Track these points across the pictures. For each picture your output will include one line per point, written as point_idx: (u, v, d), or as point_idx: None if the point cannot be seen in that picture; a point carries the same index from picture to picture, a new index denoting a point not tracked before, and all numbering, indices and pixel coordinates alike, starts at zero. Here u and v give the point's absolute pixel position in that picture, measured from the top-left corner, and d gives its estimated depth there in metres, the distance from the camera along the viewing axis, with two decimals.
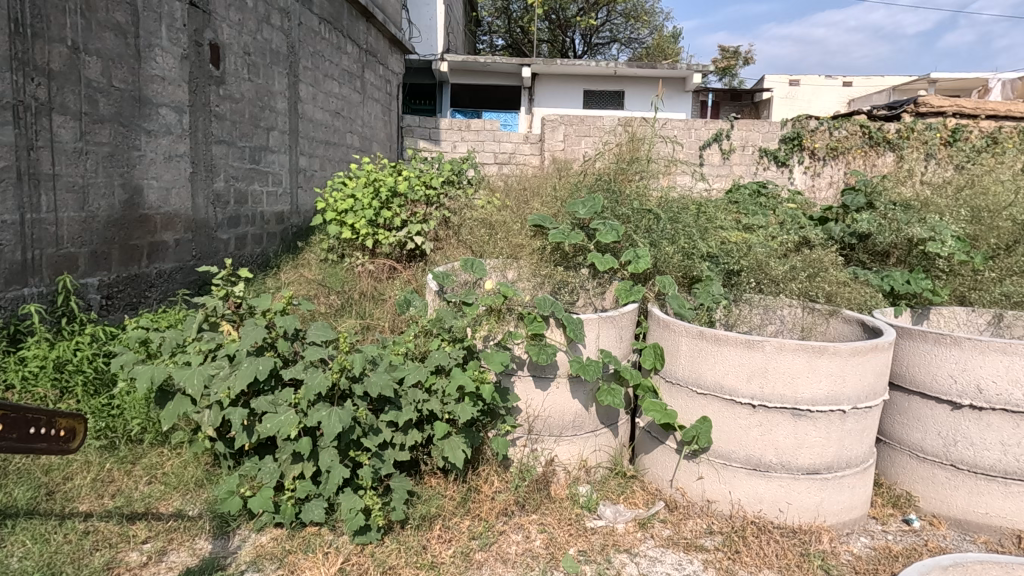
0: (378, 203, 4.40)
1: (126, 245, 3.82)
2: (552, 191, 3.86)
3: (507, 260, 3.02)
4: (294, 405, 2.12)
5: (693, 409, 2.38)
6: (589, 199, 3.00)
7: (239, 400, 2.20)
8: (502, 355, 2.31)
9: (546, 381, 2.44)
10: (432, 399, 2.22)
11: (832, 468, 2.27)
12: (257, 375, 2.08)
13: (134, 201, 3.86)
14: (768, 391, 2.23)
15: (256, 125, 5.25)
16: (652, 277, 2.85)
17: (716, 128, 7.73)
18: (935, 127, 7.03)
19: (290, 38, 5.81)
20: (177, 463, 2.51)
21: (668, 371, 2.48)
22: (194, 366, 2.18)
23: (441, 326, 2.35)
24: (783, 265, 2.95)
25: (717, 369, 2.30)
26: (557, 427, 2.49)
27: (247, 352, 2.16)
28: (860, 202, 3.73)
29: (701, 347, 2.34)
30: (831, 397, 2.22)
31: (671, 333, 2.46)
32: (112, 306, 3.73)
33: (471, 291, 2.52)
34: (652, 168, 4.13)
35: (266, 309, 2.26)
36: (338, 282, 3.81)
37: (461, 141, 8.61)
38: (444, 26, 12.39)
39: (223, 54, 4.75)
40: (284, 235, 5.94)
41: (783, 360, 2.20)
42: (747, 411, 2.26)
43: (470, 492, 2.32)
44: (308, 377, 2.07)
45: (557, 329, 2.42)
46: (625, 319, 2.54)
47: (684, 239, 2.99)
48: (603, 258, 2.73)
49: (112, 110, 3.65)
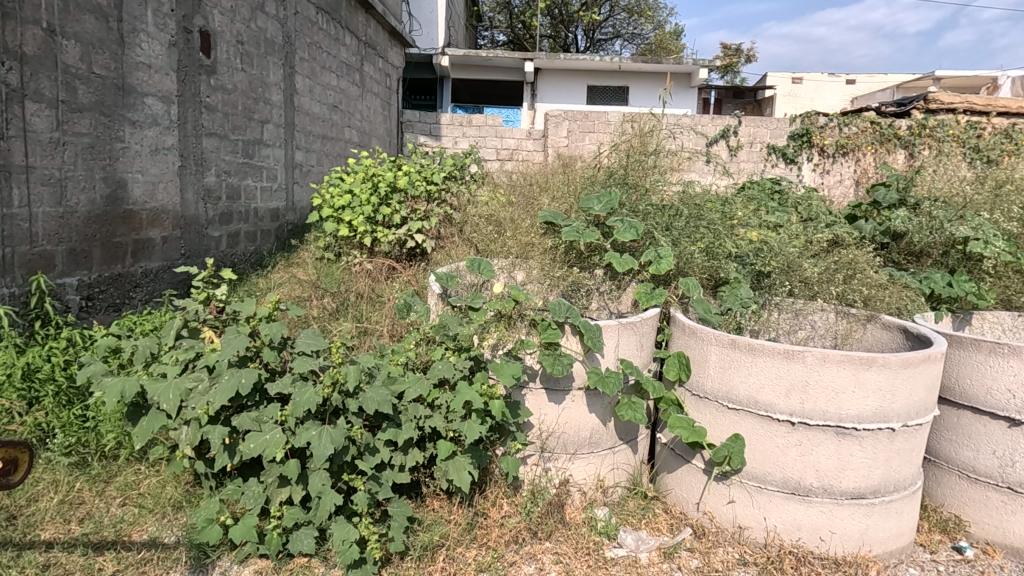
0: (377, 199, 4.17)
1: (108, 243, 3.59)
2: (561, 187, 3.63)
3: (516, 260, 2.78)
4: (281, 422, 1.90)
5: (723, 426, 2.15)
6: (604, 194, 2.76)
7: (220, 417, 1.97)
8: (514, 366, 2.05)
9: (560, 394, 2.21)
10: (435, 416, 2.00)
11: (878, 493, 2.05)
12: (240, 390, 1.86)
13: (117, 196, 3.63)
14: (809, 407, 2.00)
15: (250, 117, 5.02)
16: (675, 278, 2.61)
17: (723, 125, 7.51)
18: (949, 123, 6.82)
19: (286, 28, 5.58)
20: (155, 483, 2.29)
21: (695, 383, 2.24)
22: (170, 379, 1.95)
23: (445, 333, 2.13)
24: (815, 265, 2.72)
25: (752, 382, 2.08)
26: (572, 444, 2.26)
27: (228, 363, 1.93)
28: (892, 198, 3.50)
29: (733, 357, 2.11)
30: (879, 415, 1.99)
31: (698, 341, 2.23)
32: (93, 307, 3.50)
33: (478, 293, 2.28)
34: (666, 162, 3.91)
35: (250, 315, 2.01)
36: (333, 282, 3.58)
37: (462, 137, 8.41)
38: (446, 19, 12.16)
39: (215, 42, 4.52)
40: (278, 233, 5.71)
41: (827, 373, 1.97)
42: (785, 429, 2.03)
43: (477, 517, 2.10)
44: (296, 392, 1.85)
45: (573, 337, 2.19)
46: (647, 326, 2.31)
47: (709, 238, 2.77)
48: (622, 259, 2.49)
49: (93, 98, 3.42)
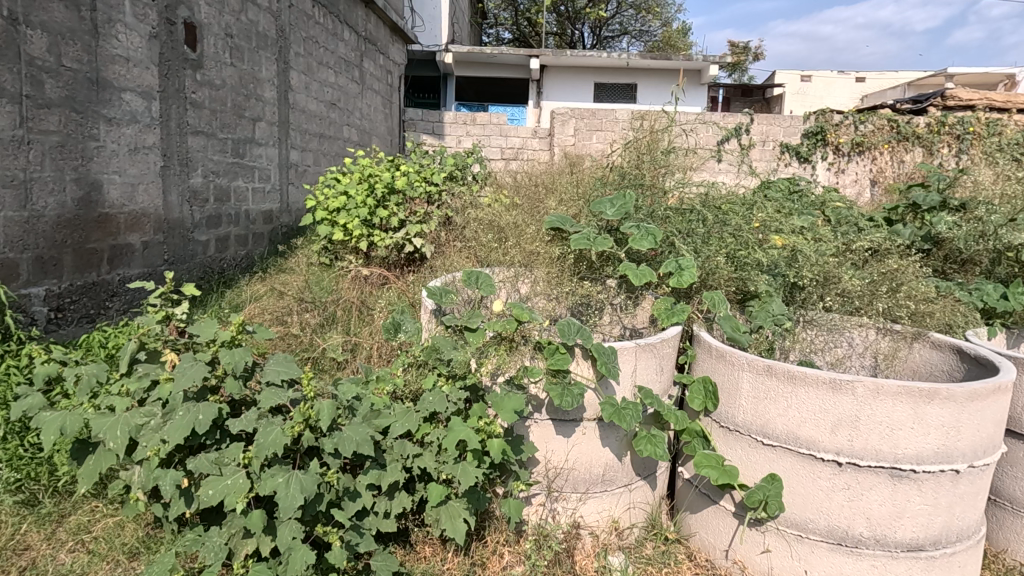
0: (373, 201, 3.91)
1: (80, 250, 3.33)
2: (569, 188, 3.36)
3: (520, 270, 2.51)
4: (245, 465, 1.63)
5: (757, 465, 1.88)
6: (618, 197, 2.49)
7: (175, 457, 1.70)
8: (517, 400, 1.76)
9: (570, 427, 1.92)
10: (425, 454, 1.73)
11: (938, 544, 1.77)
12: (196, 429, 1.59)
13: (91, 198, 3.38)
14: (859, 446, 1.72)
15: (240, 114, 4.76)
16: (698, 292, 2.34)
17: (735, 123, 7.20)
18: (969, 120, 6.43)
19: (279, 21, 5.32)
20: (111, 524, 2.02)
21: (722, 413, 1.97)
22: (118, 413, 1.70)
23: (438, 357, 1.85)
24: (854, 276, 2.43)
25: (791, 415, 1.80)
26: (583, 482, 1.98)
27: (184, 396, 1.67)
28: (934, 201, 3.22)
29: (768, 387, 1.83)
30: (941, 455, 1.71)
31: (727, 365, 1.95)
32: (63, 319, 3.23)
33: (476, 311, 2.00)
34: (682, 160, 3.63)
35: (210, 340, 1.75)
36: (323, 289, 3.31)
37: (466, 135, 8.26)
38: (449, 16, 11.91)
39: (201, 34, 4.25)
40: (272, 236, 5.45)
41: (880, 407, 1.69)
42: (831, 471, 1.76)
43: (474, 569, 1.83)
44: (260, 432, 1.58)
45: (584, 362, 1.90)
46: (667, 348, 2.04)
47: (736, 244, 2.49)
48: (639, 270, 2.20)
49: (63, 93, 3.16)
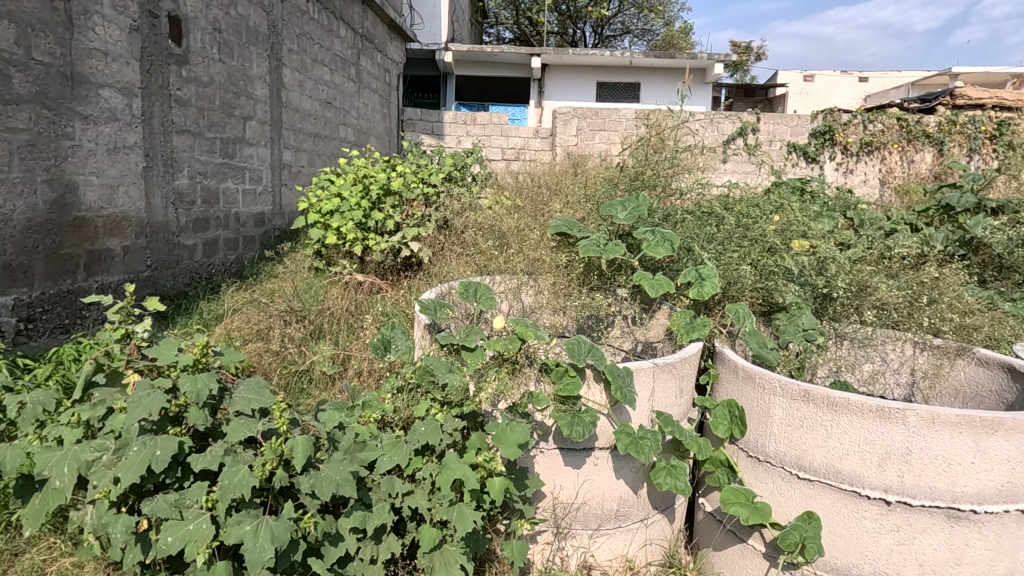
0: (368, 203, 3.68)
1: (54, 255, 3.12)
2: (576, 190, 3.16)
3: (524, 279, 2.30)
4: (210, 508, 1.42)
5: (792, 501, 1.67)
6: (630, 199, 2.28)
7: (131, 497, 1.49)
8: (522, 431, 1.55)
9: (579, 458, 1.71)
10: (416, 493, 1.53)
11: None
12: (153, 466, 1.38)
13: (66, 201, 3.18)
14: (911, 483, 1.51)
15: (229, 112, 4.55)
16: (719, 304, 2.12)
17: (739, 123, 6.75)
18: (979, 119, 6.35)
19: (271, 16, 5.11)
20: (68, 565, 1.77)
21: (751, 441, 1.75)
22: (66, 447, 1.49)
23: (433, 381, 1.63)
24: (890, 286, 2.20)
25: (831, 447, 1.59)
26: (595, 518, 1.77)
27: (140, 429, 1.46)
28: (970, 202, 3.02)
29: (805, 414, 1.62)
30: (1004, 494, 1.50)
31: (755, 387, 1.74)
32: (34, 330, 3.02)
33: (474, 327, 1.78)
34: (695, 157, 3.42)
35: (171, 363, 1.54)
36: (312, 297, 3.09)
37: (467, 135, 8.06)
38: (448, 14, 11.70)
39: (187, 28, 4.04)
40: (263, 240, 5.24)
41: (935, 439, 1.48)
42: (878, 511, 1.55)
43: None
44: (225, 473, 1.37)
45: (595, 385, 1.69)
46: (687, 368, 1.83)
47: (761, 250, 2.28)
48: (655, 281, 1.98)
49: (32, 88, 2.95)
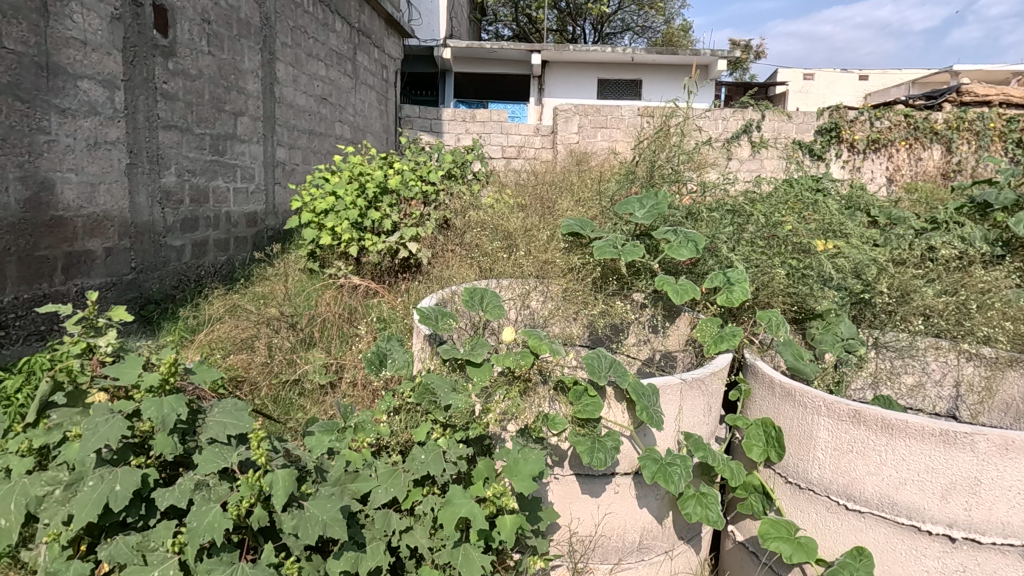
0: (364, 201, 3.48)
1: (28, 258, 2.93)
2: (585, 188, 2.97)
3: (534, 283, 2.12)
4: (178, 552, 1.23)
5: (839, 534, 1.48)
6: (649, 195, 2.10)
7: (87, 537, 1.29)
8: (537, 460, 1.36)
9: (598, 485, 1.52)
10: (415, 530, 1.35)
11: None
12: (111, 504, 1.19)
13: (41, 199, 2.98)
14: (979, 517, 1.33)
15: (219, 107, 4.35)
16: (748, 312, 1.94)
17: (744, 120, 6.68)
18: (988, 116, 6.12)
19: (263, 8, 4.90)
20: None
21: (790, 465, 1.57)
22: (17, 481, 1.31)
23: (434, 402, 1.45)
24: (935, 291, 2.04)
25: (887, 475, 1.40)
26: (615, 552, 1.58)
27: (98, 460, 1.27)
28: (1008, 199, 2.81)
29: (855, 438, 1.43)
30: None
31: (795, 405, 1.55)
32: (6, 337, 2.82)
33: (480, 339, 1.59)
34: (709, 151, 3.23)
35: (135, 384, 1.35)
36: (304, 301, 2.90)
37: (466, 132, 7.87)
38: (447, 10, 11.51)
39: (174, 19, 3.84)
40: (256, 241, 5.05)
41: (1007, 467, 1.29)
42: (941, 548, 1.36)
43: None
44: (194, 513, 1.18)
45: (616, 405, 1.50)
46: (716, 382, 1.65)
47: (791, 252, 2.10)
48: (679, 286, 1.79)
49: (4, 79, 2.75)
